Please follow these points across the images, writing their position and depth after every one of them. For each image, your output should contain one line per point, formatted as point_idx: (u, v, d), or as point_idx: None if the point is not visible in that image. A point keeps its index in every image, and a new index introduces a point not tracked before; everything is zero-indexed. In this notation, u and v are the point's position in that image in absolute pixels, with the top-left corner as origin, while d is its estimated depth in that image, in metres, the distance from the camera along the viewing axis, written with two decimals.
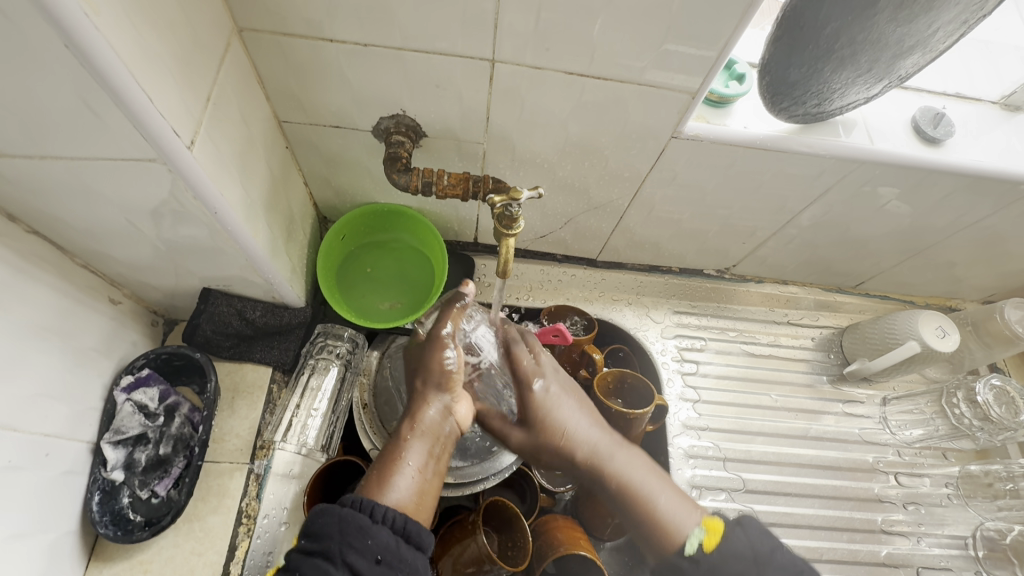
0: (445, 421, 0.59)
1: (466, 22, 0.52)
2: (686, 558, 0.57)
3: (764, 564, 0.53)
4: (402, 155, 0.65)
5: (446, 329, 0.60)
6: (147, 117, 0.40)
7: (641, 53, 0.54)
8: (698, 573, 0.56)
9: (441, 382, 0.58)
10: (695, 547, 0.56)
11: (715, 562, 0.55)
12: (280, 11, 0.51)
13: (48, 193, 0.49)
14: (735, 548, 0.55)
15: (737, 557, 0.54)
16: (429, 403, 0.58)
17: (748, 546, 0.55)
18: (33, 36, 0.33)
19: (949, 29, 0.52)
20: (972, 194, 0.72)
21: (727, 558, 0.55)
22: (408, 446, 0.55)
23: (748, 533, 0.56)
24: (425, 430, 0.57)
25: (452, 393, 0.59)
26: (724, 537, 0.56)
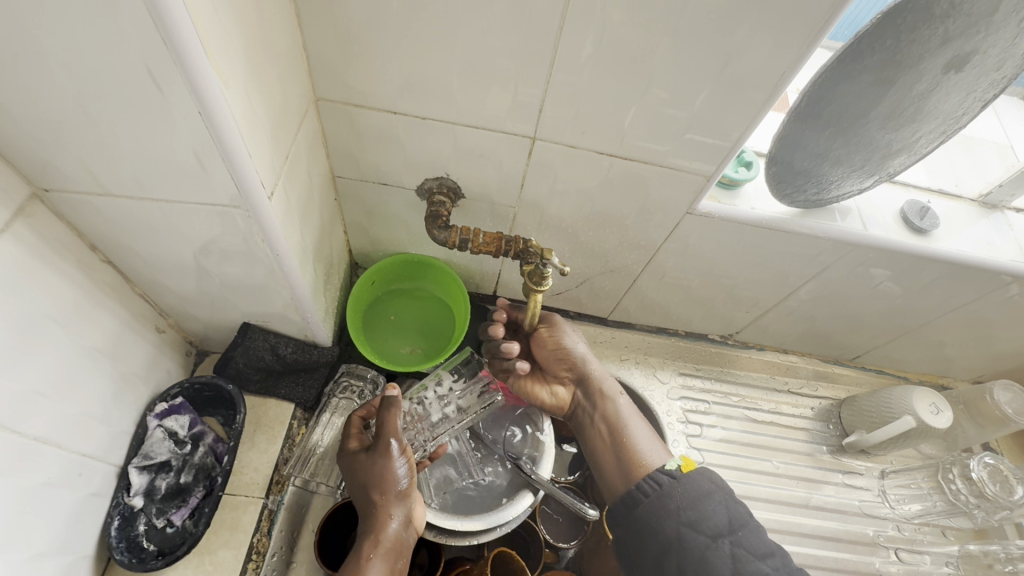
0: (405, 532, 0.61)
1: (515, 105, 0.60)
2: (664, 475, 0.62)
3: (726, 491, 0.61)
4: (443, 213, 0.72)
5: (396, 443, 0.62)
6: (246, 171, 0.46)
7: (665, 140, 0.62)
8: (678, 488, 0.61)
9: (399, 493, 0.61)
10: (673, 468, 0.63)
11: (690, 480, 0.62)
12: (355, 87, 0.60)
13: (131, 228, 0.54)
14: (709, 477, 0.62)
15: (705, 480, 0.62)
16: (386, 516, 0.60)
17: (717, 478, 0.63)
18: (171, 102, 0.39)
19: (930, 138, 0.61)
20: (958, 280, 0.79)
21: (699, 479, 0.62)
22: (370, 565, 0.56)
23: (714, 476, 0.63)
24: (387, 545, 0.59)
25: (409, 501, 0.62)
26: (699, 469, 0.63)
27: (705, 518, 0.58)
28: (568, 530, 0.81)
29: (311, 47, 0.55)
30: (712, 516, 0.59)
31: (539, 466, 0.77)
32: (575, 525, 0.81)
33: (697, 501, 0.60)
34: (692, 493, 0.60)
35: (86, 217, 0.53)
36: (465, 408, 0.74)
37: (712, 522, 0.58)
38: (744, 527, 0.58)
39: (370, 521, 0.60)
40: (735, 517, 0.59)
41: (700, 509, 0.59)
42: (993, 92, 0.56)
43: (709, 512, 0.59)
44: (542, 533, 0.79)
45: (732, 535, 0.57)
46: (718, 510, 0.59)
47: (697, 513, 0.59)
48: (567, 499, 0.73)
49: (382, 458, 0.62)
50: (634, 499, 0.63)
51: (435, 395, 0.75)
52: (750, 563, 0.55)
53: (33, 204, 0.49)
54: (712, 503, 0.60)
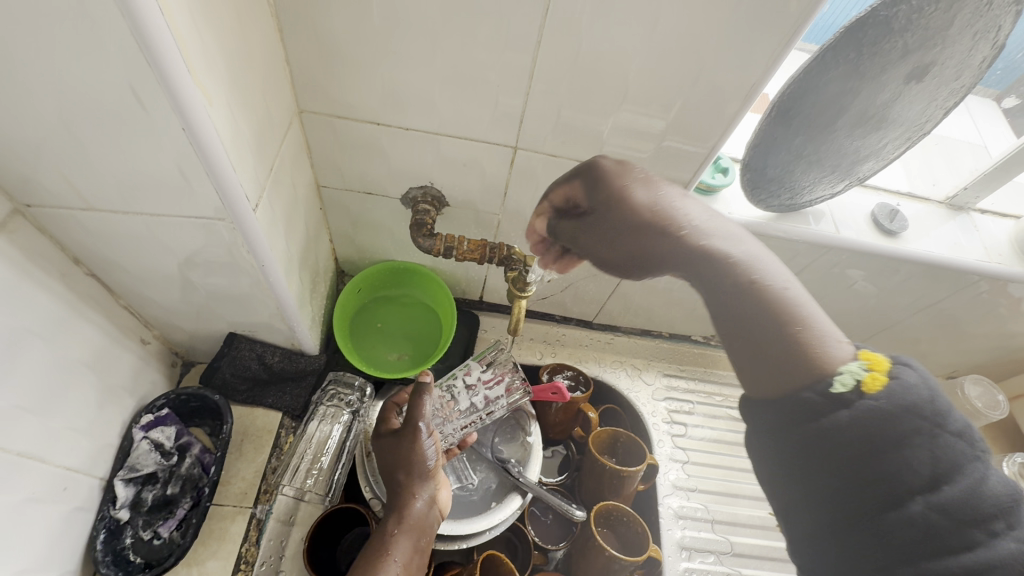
0: (429, 512, 0.61)
1: (496, 115, 0.61)
2: (839, 399, 0.43)
3: (942, 424, 0.41)
4: (427, 222, 0.73)
5: (425, 425, 0.63)
6: (231, 185, 0.46)
7: (643, 147, 0.64)
8: (861, 416, 0.41)
9: (423, 474, 0.62)
10: (848, 387, 0.43)
11: (884, 405, 0.41)
12: (338, 98, 0.60)
13: (116, 242, 0.54)
14: (911, 394, 0.42)
15: (909, 411, 0.41)
16: (411, 495, 0.61)
17: (923, 391, 0.42)
18: (155, 120, 0.40)
19: (896, 143, 0.64)
20: (928, 279, 0.82)
21: (901, 405, 0.41)
22: (393, 541, 0.57)
23: (922, 386, 0.42)
24: (412, 523, 0.59)
25: (433, 482, 0.63)
26: (895, 378, 0.43)
27: (902, 468, 0.39)
28: (555, 532, 0.83)
29: (294, 61, 0.56)
30: (910, 463, 0.39)
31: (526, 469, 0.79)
32: (563, 528, 0.84)
33: (898, 443, 0.40)
34: (878, 423, 0.41)
35: (70, 231, 0.53)
36: (491, 401, 0.73)
37: (909, 475, 0.39)
38: (961, 475, 0.39)
39: (395, 499, 0.61)
40: (950, 461, 0.39)
41: (908, 452, 0.40)
42: (953, 101, 0.59)
43: (908, 460, 0.39)
44: (530, 535, 0.80)
45: (934, 495, 0.39)
46: (923, 458, 0.39)
47: (893, 457, 0.40)
48: (555, 503, 0.75)
49: (410, 438, 0.62)
50: (796, 419, 0.44)
51: (463, 385, 0.74)
52: (954, 535, 0.38)
53: (15, 220, 0.49)
54: (916, 445, 0.40)
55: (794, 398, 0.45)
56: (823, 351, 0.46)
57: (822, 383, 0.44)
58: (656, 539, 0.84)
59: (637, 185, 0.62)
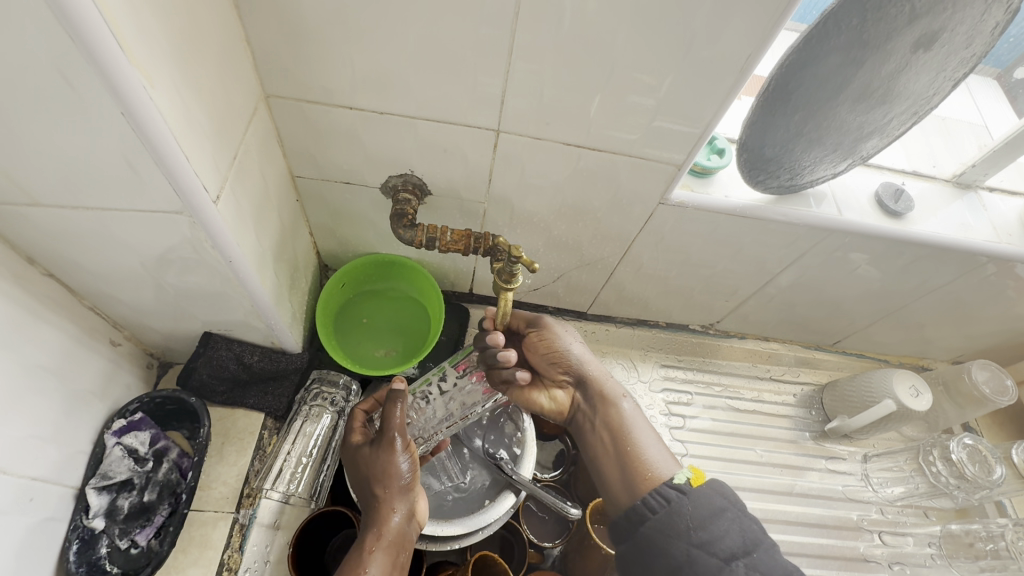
0: (408, 526, 0.59)
1: (475, 97, 0.57)
2: (673, 490, 0.55)
3: (743, 511, 0.54)
4: (408, 212, 0.70)
5: (399, 437, 0.61)
6: (184, 175, 0.43)
7: (633, 127, 0.60)
8: (687, 505, 0.54)
9: (401, 487, 0.59)
10: (683, 481, 0.56)
11: (700, 495, 0.54)
12: (305, 81, 0.57)
13: (70, 240, 0.51)
14: (720, 489, 0.55)
15: (716, 495, 0.54)
16: (389, 510, 0.58)
17: (728, 492, 0.56)
18: (90, 104, 0.36)
19: (901, 118, 0.60)
20: (935, 261, 0.79)
21: (711, 495, 0.54)
22: (371, 560, 0.54)
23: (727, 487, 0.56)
24: (390, 539, 0.57)
25: (412, 495, 0.60)
26: (709, 481, 0.56)
27: (717, 542, 0.51)
28: (551, 529, 0.79)
29: (254, 41, 0.52)
30: (726, 536, 0.52)
31: (521, 465, 0.76)
32: (558, 524, 0.80)
33: (715, 518, 0.53)
34: (702, 506, 0.54)
35: (19, 229, 0.49)
36: (470, 406, 0.71)
37: (726, 546, 0.51)
38: (761, 549, 0.52)
39: (371, 514, 0.58)
40: (750, 536, 0.52)
41: (719, 528, 0.52)
42: (962, 71, 0.55)
43: (723, 534, 0.52)
44: (526, 533, 0.77)
45: (747, 559, 0.51)
46: (733, 533, 0.52)
47: (711, 531, 0.52)
48: (550, 500, 0.72)
49: (385, 452, 0.60)
50: (636, 521, 0.56)
51: (439, 390, 0.72)
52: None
53: None
54: (726, 523, 0.52)
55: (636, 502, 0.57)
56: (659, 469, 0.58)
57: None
58: None
59: (565, 338, 0.68)
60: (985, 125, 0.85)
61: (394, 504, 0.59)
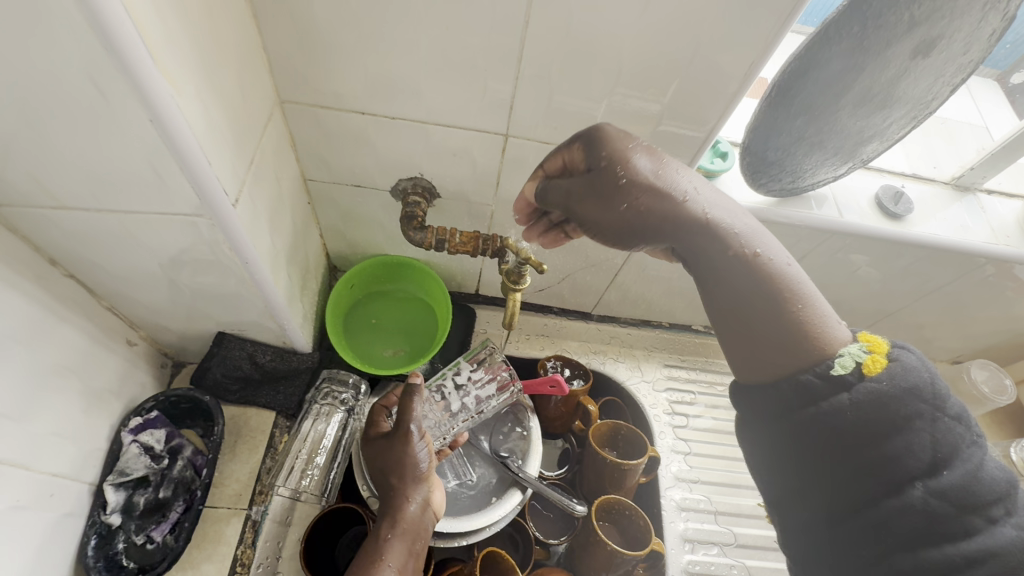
0: (424, 515, 0.59)
1: (485, 102, 0.59)
2: (831, 376, 0.43)
3: (943, 410, 0.40)
4: (418, 215, 0.71)
5: (416, 427, 0.61)
6: (206, 180, 0.44)
7: (639, 132, 0.61)
8: (857, 400, 0.41)
9: (417, 476, 0.60)
10: (852, 364, 0.43)
11: (880, 392, 0.41)
12: (320, 88, 0.58)
13: (92, 242, 0.53)
14: (912, 379, 0.41)
15: (911, 397, 0.40)
16: (406, 497, 0.59)
17: (923, 377, 0.41)
18: (120, 111, 0.38)
19: (902, 123, 0.61)
20: (935, 262, 0.80)
21: (902, 392, 0.40)
22: (389, 545, 0.55)
23: (919, 365, 0.42)
24: (406, 527, 0.57)
25: (426, 484, 0.61)
26: (894, 360, 0.42)
27: (896, 459, 0.40)
28: (557, 525, 0.82)
29: (271, 48, 0.54)
30: (908, 452, 0.39)
31: (527, 464, 0.77)
32: (565, 521, 0.82)
33: (897, 428, 0.40)
34: (880, 411, 0.40)
35: (43, 231, 0.51)
36: (485, 400, 0.73)
37: (907, 462, 0.39)
38: (957, 459, 0.39)
39: (387, 503, 0.59)
40: (947, 445, 0.39)
41: (901, 444, 0.40)
42: (962, 77, 0.56)
43: (904, 444, 0.40)
44: (531, 530, 0.79)
45: (935, 480, 0.38)
46: (922, 442, 0.39)
47: (893, 447, 0.40)
48: (555, 497, 0.73)
49: (402, 441, 0.61)
50: (796, 404, 0.44)
51: (453, 384, 0.73)
52: (954, 518, 0.37)
53: None
54: (914, 430, 0.40)
55: (792, 385, 0.44)
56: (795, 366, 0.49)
57: (823, 365, 0.44)
58: (658, 533, 0.83)
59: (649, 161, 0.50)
60: (987, 127, 0.87)
61: (410, 493, 0.59)
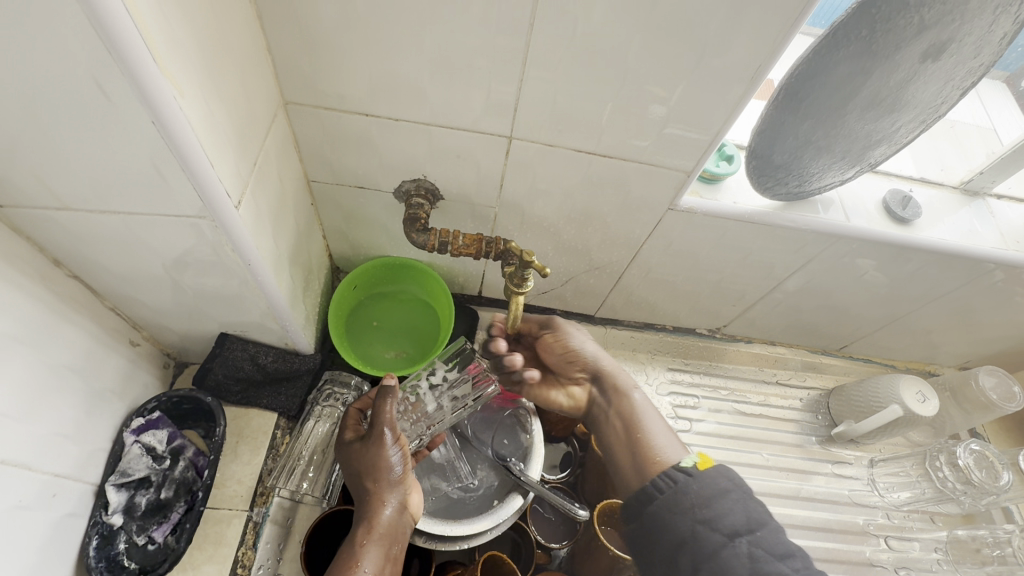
0: (400, 518, 0.61)
1: (489, 103, 0.58)
2: (679, 472, 0.59)
3: (749, 493, 0.57)
4: (421, 216, 0.71)
5: (388, 431, 0.62)
6: (208, 180, 0.44)
7: (645, 134, 0.61)
8: (693, 485, 0.57)
9: (391, 481, 0.61)
10: (689, 465, 0.60)
11: (705, 478, 0.58)
12: (324, 89, 0.58)
13: (96, 243, 0.53)
14: (716, 479, 0.58)
15: (722, 477, 0.58)
16: (381, 503, 0.60)
17: (730, 474, 0.58)
18: (123, 113, 0.38)
19: (910, 127, 0.61)
20: (942, 268, 0.79)
21: (717, 475, 0.58)
22: (364, 552, 0.57)
23: (732, 472, 0.59)
24: (382, 532, 0.59)
25: (403, 488, 0.62)
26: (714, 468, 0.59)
27: (718, 525, 0.54)
28: (559, 530, 0.81)
29: (275, 49, 0.54)
30: (729, 514, 0.55)
31: (528, 467, 0.75)
32: (566, 525, 0.81)
33: (714, 500, 0.56)
34: (706, 488, 0.57)
35: (47, 232, 0.51)
36: (459, 398, 0.72)
37: (726, 526, 0.54)
38: (762, 529, 0.54)
39: (363, 509, 0.61)
40: (754, 517, 0.55)
41: (722, 509, 0.55)
42: (970, 80, 0.56)
43: (726, 512, 0.55)
44: (533, 534, 0.78)
45: (751, 536, 0.54)
46: (737, 512, 0.55)
47: (717, 510, 0.55)
48: (556, 500, 0.72)
49: (375, 448, 0.62)
50: (644, 497, 0.60)
51: (428, 384, 0.74)
52: (769, 563, 0.52)
53: None
54: (728, 503, 0.56)
55: (643, 488, 0.61)
56: (668, 455, 0.64)
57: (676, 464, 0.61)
58: None
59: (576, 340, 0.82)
60: (994, 127, 0.85)
61: (385, 498, 0.61)
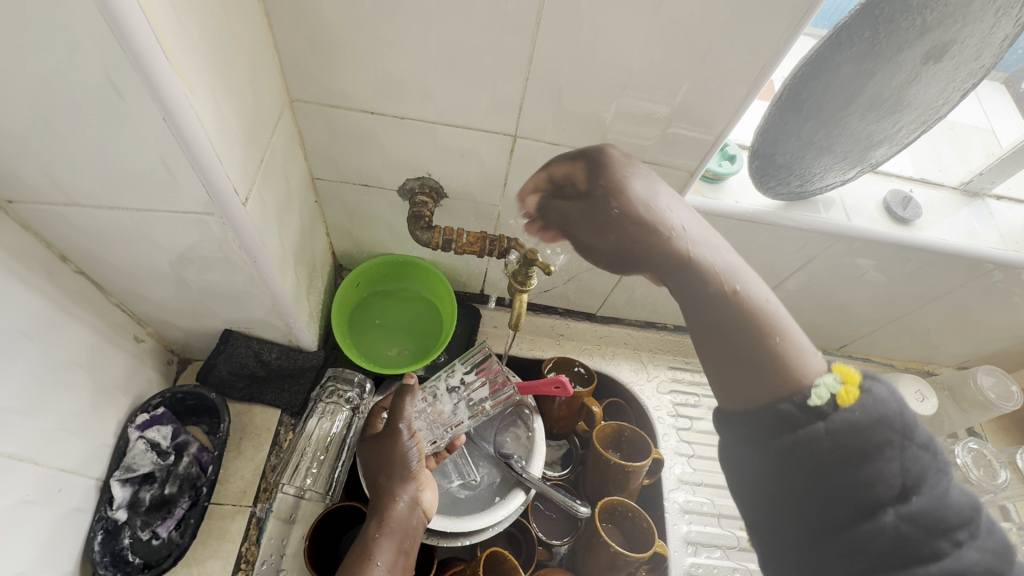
0: (412, 514, 0.61)
1: (494, 102, 0.59)
2: (804, 400, 0.42)
3: (911, 435, 0.39)
4: (425, 215, 0.72)
5: (403, 426, 0.64)
6: (217, 177, 0.44)
7: (648, 134, 0.61)
8: (826, 429, 0.41)
9: (404, 475, 0.62)
10: (825, 396, 0.42)
11: (852, 419, 0.40)
12: (330, 87, 0.58)
13: (103, 239, 0.53)
14: (878, 407, 0.40)
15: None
16: (393, 498, 0.61)
17: (891, 399, 0.41)
18: (134, 109, 0.38)
19: (911, 128, 0.61)
20: (942, 267, 0.79)
21: (871, 421, 0.40)
22: (376, 545, 0.58)
23: (892, 399, 0.41)
24: (394, 526, 0.59)
25: (415, 484, 0.63)
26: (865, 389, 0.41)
27: (869, 483, 0.39)
28: (560, 527, 0.82)
29: (282, 47, 0.54)
30: (882, 476, 0.39)
31: (530, 465, 0.76)
32: (566, 523, 0.82)
33: (858, 456, 0.40)
34: (848, 439, 0.40)
35: (55, 227, 0.51)
36: (477, 402, 0.70)
37: (881, 489, 0.39)
38: (926, 485, 0.38)
39: (376, 503, 0.62)
40: (913, 470, 0.39)
41: (873, 468, 0.39)
42: (971, 82, 0.56)
43: (876, 471, 0.39)
44: (534, 531, 0.79)
45: (901, 505, 0.38)
46: (893, 467, 0.39)
47: (869, 468, 0.39)
48: (560, 499, 0.72)
49: (390, 442, 0.64)
50: (777, 425, 0.43)
51: (448, 386, 0.73)
52: (926, 545, 0.37)
53: None
54: (885, 456, 0.39)
55: (772, 410, 0.43)
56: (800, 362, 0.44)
57: (799, 394, 0.43)
58: (661, 535, 0.81)
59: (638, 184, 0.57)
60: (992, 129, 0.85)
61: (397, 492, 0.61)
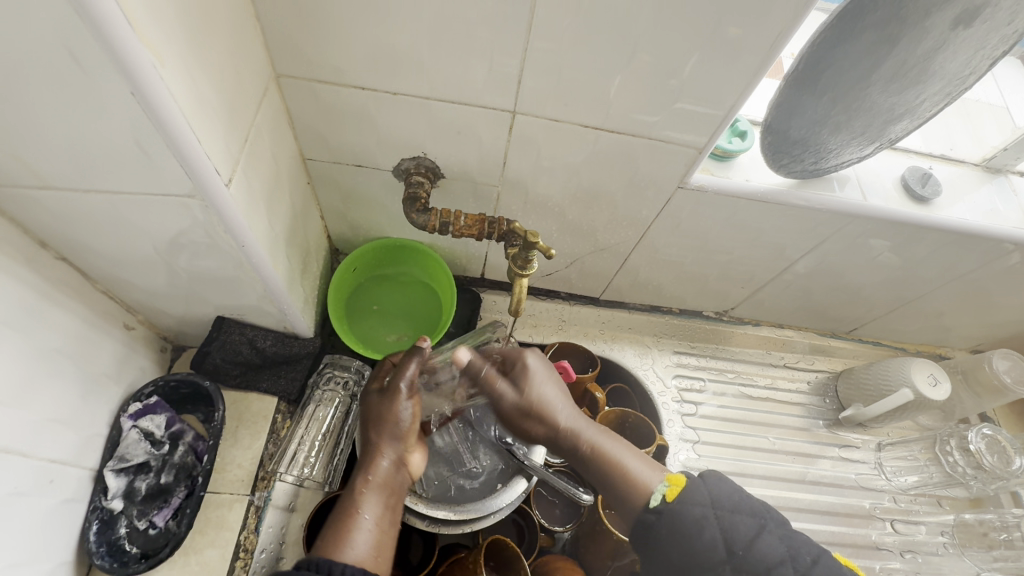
0: (398, 472, 0.60)
1: (491, 77, 0.56)
2: (649, 513, 0.55)
3: (722, 509, 0.53)
4: (421, 195, 0.68)
5: (404, 384, 0.63)
6: (195, 157, 0.42)
7: (654, 110, 0.58)
8: (662, 526, 0.54)
9: (397, 434, 0.61)
10: (658, 501, 0.54)
11: (676, 513, 0.53)
12: (317, 61, 0.55)
13: (82, 224, 0.51)
14: (693, 496, 0.54)
15: (697, 503, 0.53)
16: (383, 453, 0.60)
17: (707, 494, 0.54)
18: (100, 84, 0.35)
19: (934, 100, 0.57)
20: (959, 249, 0.76)
21: (687, 507, 0.53)
22: (362, 500, 0.55)
23: (702, 490, 0.55)
24: (379, 481, 0.58)
25: (404, 444, 0.61)
26: (684, 489, 0.55)
27: (700, 554, 0.51)
28: (565, 513, 0.79)
29: (264, 18, 0.51)
30: (712, 545, 0.51)
31: (534, 450, 0.73)
32: (571, 509, 0.79)
33: (685, 533, 0.52)
34: (675, 531, 0.53)
35: (32, 213, 0.49)
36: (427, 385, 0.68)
37: (710, 555, 0.51)
38: (746, 549, 0.51)
39: (363, 459, 0.60)
40: (731, 538, 0.52)
41: (695, 542, 0.52)
42: (1001, 49, 0.52)
43: (704, 544, 0.51)
44: (537, 518, 0.77)
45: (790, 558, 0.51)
46: (715, 537, 0.52)
47: (700, 544, 0.52)
48: (561, 486, 0.68)
49: (388, 399, 0.62)
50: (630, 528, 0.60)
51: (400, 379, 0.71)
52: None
53: None
54: (706, 532, 0.52)
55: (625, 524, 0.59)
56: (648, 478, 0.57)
57: (643, 503, 0.55)
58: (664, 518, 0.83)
59: (537, 382, 0.65)
60: (1007, 107, 0.82)
61: (385, 450, 0.60)
